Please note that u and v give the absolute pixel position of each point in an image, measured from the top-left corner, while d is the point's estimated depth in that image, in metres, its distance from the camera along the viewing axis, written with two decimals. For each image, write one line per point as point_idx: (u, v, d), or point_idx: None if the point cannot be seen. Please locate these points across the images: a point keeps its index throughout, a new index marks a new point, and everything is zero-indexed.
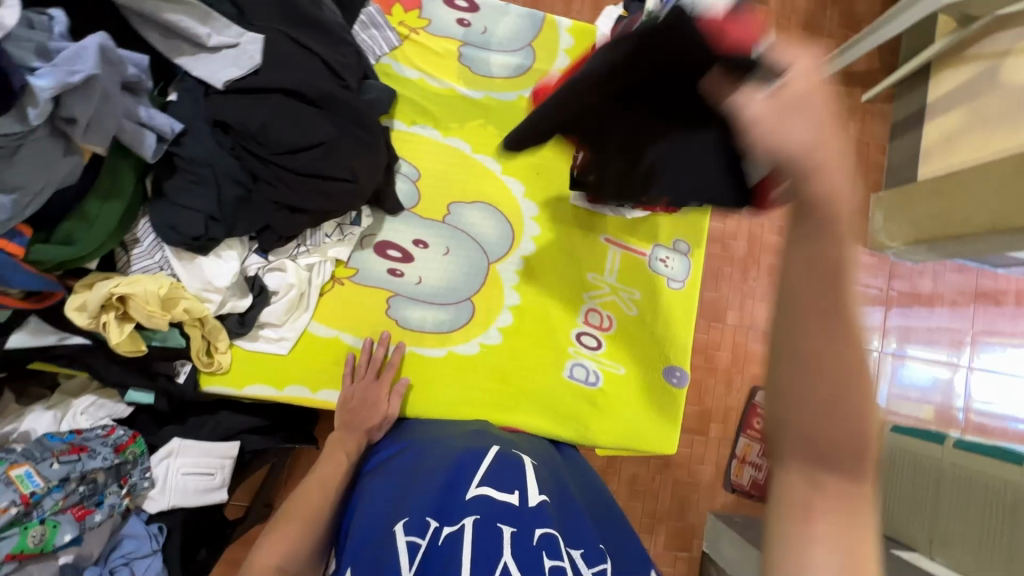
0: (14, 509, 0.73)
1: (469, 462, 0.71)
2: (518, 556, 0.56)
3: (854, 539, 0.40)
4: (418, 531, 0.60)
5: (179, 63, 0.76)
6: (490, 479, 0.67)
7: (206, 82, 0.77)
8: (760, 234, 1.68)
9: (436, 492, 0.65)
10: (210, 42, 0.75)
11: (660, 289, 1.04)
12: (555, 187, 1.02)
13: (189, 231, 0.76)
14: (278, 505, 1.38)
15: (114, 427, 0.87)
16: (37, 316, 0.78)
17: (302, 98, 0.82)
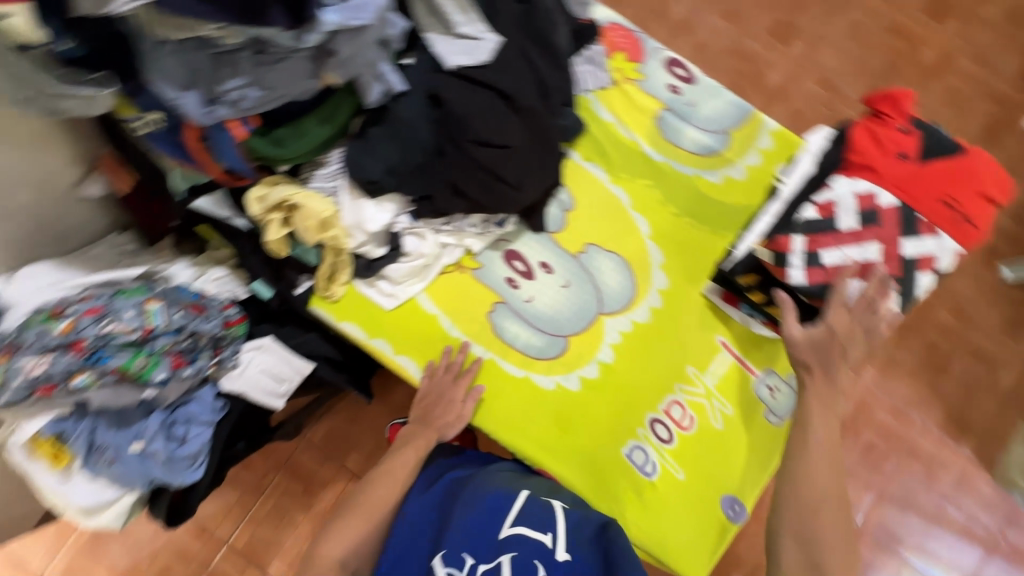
0: (136, 334, 0.83)
1: (502, 499, 0.74)
2: None
3: None
4: (455, 564, 0.66)
5: (426, 36, 0.84)
6: (525, 520, 0.70)
7: (438, 58, 0.85)
8: (872, 406, 1.62)
9: (470, 523, 0.70)
10: (458, 29, 0.84)
11: (757, 417, 0.98)
12: (692, 271, 1.00)
13: (368, 173, 0.84)
14: (304, 432, 1.46)
15: (230, 304, 0.98)
16: (224, 190, 0.90)
17: (511, 103, 0.87)
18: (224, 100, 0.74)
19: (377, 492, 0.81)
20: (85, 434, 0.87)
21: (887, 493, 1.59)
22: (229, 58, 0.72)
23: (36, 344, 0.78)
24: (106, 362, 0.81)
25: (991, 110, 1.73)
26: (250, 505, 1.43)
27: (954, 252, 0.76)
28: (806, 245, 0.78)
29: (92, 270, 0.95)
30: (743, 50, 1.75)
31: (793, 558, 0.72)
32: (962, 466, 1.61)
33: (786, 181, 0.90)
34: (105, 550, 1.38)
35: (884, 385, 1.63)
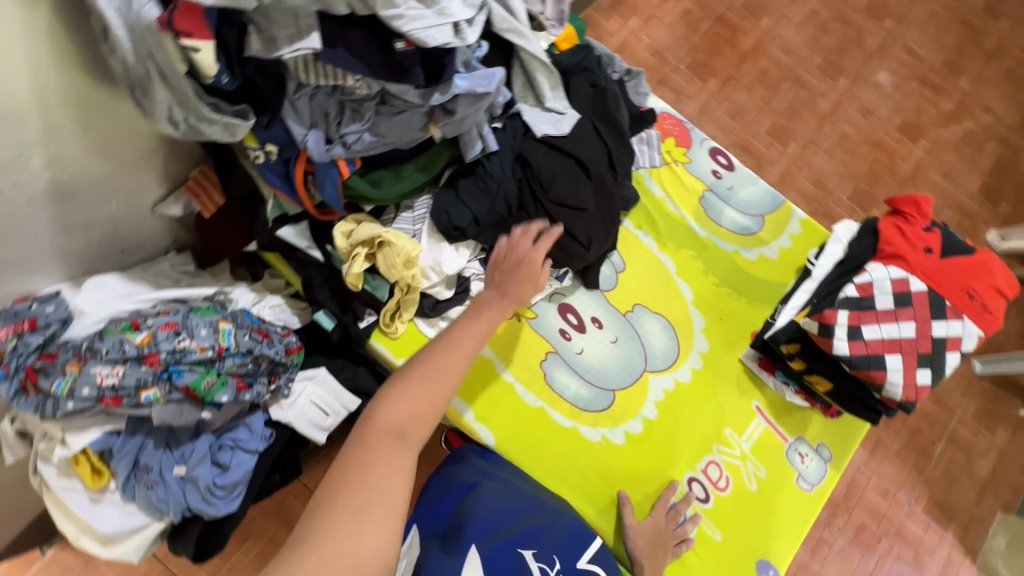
0: (209, 352, 0.83)
1: (583, 533, 0.83)
2: None
3: None
4: (545, 563, 0.75)
5: (518, 106, 0.94)
6: (601, 560, 0.80)
7: (529, 127, 0.94)
8: (863, 485, 1.68)
9: (561, 540, 0.79)
10: (547, 103, 0.94)
11: (789, 481, 1.02)
12: (731, 337, 1.08)
13: (455, 220, 0.90)
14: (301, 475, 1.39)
15: (289, 333, 0.99)
16: (308, 223, 0.95)
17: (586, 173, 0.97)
18: (342, 140, 0.81)
19: (446, 362, 0.76)
20: (130, 454, 0.84)
21: None
22: (356, 105, 0.80)
23: (111, 353, 0.78)
24: (178, 378, 0.81)
25: (957, 218, 1.96)
26: (233, 553, 1.32)
27: (976, 336, 0.86)
28: (849, 318, 0.86)
29: (157, 286, 0.96)
30: (747, 145, 1.95)
31: None
32: (947, 552, 1.67)
33: (818, 264, 1.02)
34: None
35: (873, 463, 1.70)
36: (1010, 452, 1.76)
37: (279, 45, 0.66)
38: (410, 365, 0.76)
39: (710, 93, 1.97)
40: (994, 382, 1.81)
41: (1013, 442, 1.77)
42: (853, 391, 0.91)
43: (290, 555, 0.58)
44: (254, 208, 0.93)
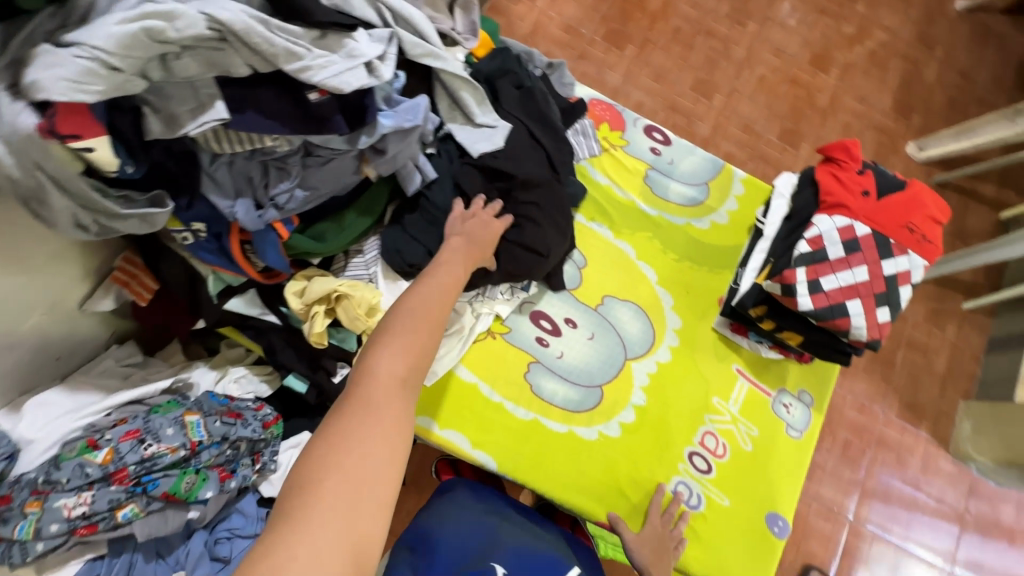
0: (182, 451, 0.78)
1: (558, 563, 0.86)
2: None
3: None
4: None
5: (448, 127, 0.90)
6: None
7: (465, 148, 0.91)
8: (840, 406, 1.79)
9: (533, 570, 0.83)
10: (478, 119, 0.90)
11: (780, 433, 1.07)
12: (700, 309, 1.10)
13: (409, 258, 0.87)
14: None
15: (262, 405, 0.94)
16: (255, 290, 0.89)
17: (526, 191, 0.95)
18: (273, 203, 0.77)
19: (433, 305, 0.73)
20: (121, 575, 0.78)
21: (870, 486, 1.74)
22: (279, 163, 0.75)
23: (73, 481, 0.72)
24: (154, 488, 0.76)
25: (878, 138, 2.06)
26: None
27: (924, 266, 0.91)
28: (807, 274, 0.89)
29: (107, 391, 0.88)
30: (674, 105, 1.98)
31: None
32: (924, 448, 1.80)
33: (767, 223, 1.04)
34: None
35: (846, 384, 1.81)
36: (961, 345, 1.89)
37: (183, 123, 0.61)
38: (392, 316, 0.71)
39: (630, 60, 1.98)
40: (936, 284, 1.94)
41: (963, 334, 1.91)
42: (822, 340, 0.95)
43: (285, 532, 0.52)
44: (193, 289, 0.87)
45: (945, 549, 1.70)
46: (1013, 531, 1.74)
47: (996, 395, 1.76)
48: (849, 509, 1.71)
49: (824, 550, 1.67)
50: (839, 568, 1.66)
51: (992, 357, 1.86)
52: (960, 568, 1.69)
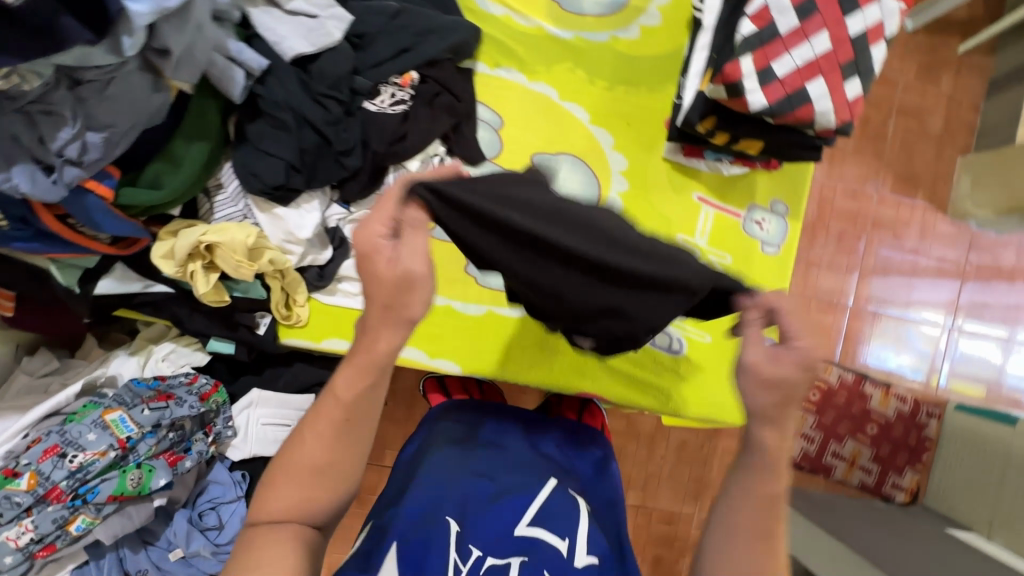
0: (112, 452, 0.73)
1: (529, 491, 0.67)
2: None
3: None
4: (464, 554, 0.61)
5: (250, 14, 0.69)
6: (546, 518, 0.65)
7: (273, 49, 0.69)
8: (832, 199, 1.69)
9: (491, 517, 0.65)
10: (289, 5, 0.70)
11: (755, 254, 0.97)
12: (647, 138, 0.94)
13: (269, 179, 0.71)
14: None
15: (196, 376, 0.87)
16: (123, 263, 0.76)
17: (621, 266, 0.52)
18: (66, 159, 0.60)
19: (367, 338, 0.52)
20: (114, 569, 0.79)
21: (869, 270, 1.69)
22: (43, 106, 0.57)
23: (6, 514, 0.67)
24: (97, 495, 0.72)
25: None
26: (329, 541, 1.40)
27: (897, 12, 0.73)
28: (756, 63, 0.71)
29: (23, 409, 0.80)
30: None
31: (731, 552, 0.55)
32: (921, 217, 1.71)
33: (704, 9, 0.84)
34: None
35: (835, 173, 1.69)
36: (958, 95, 1.70)
37: None
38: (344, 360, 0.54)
39: None
40: (929, 33, 1.70)
41: (960, 82, 1.70)
42: (786, 139, 0.79)
43: None
44: (44, 283, 0.73)
45: (947, 306, 1.69)
46: (1014, 273, 1.72)
47: (998, 140, 1.62)
48: (849, 296, 1.68)
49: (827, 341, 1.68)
50: (844, 352, 1.68)
51: (993, 100, 1.68)
52: (962, 320, 1.70)
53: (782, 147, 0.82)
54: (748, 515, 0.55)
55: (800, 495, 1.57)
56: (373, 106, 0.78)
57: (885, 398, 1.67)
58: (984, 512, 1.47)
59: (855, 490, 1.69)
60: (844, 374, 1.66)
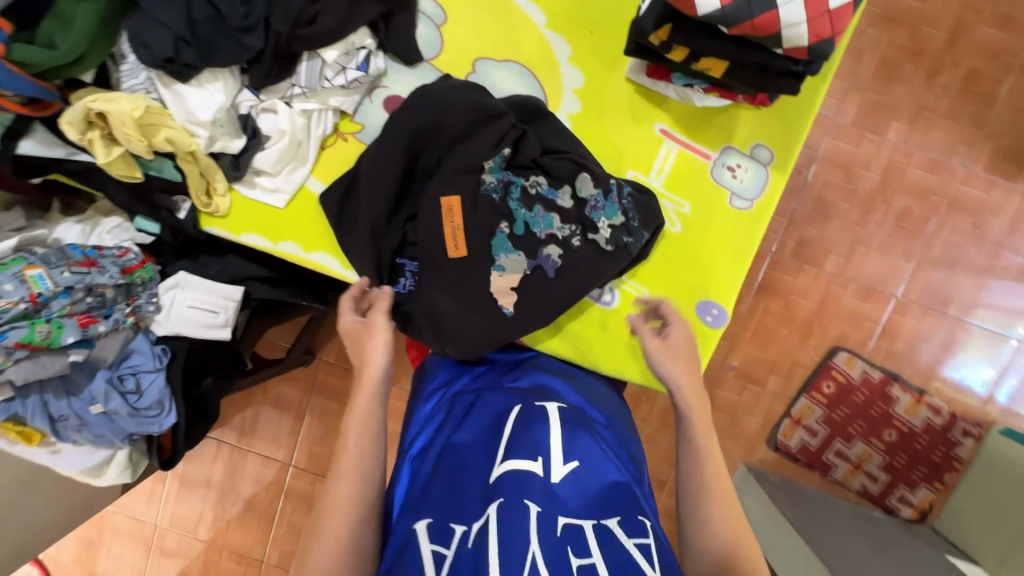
0: (23, 304, 0.79)
1: (488, 436, 0.65)
2: (543, 548, 0.52)
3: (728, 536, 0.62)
4: (440, 538, 0.55)
5: None
6: (514, 453, 0.61)
7: None
8: (904, 165, 1.41)
9: (461, 484, 0.60)
10: None
11: (718, 205, 0.83)
12: (610, 53, 0.81)
13: (159, 50, 0.68)
14: (325, 344, 1.46)
15: (127, 250, 0.90)
16: (43, 126, 0.79)
17: (504, 283, 0.78)
18: None
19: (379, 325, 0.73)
20: (38, 410, 0.87)
21: (931, 258, 1.43)
22: None
23: None
24: (5, 339, 0.78)
25: None
26: (299, 431, 1.49)
27: None
28: None
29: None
30: None
31: (708, 509, 0.64)
32: (1019, 204, 1.40)
33: None
34: (186, 499, 1.50)
35: (913, 138, 1.41)
36: None
37: None
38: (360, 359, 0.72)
39: None
40: None
41: None
42: (754, 62, 0.64)
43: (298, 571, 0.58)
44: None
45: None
46: None
47: None
48: (899, 285, 1.44)
49: (858, 330, 1.46)
50: (877, 348, 1.46)
51: None
52: None
53: (764, 64, 0.64)
54: (699, 462, 0.67)
55: (783, 486, 1.42)
56: None
57: (914, 405, 1.45)
58: (999, 552, 1.27)
59: (853, 495, 1.50)
60: (868, 370, 1.46)
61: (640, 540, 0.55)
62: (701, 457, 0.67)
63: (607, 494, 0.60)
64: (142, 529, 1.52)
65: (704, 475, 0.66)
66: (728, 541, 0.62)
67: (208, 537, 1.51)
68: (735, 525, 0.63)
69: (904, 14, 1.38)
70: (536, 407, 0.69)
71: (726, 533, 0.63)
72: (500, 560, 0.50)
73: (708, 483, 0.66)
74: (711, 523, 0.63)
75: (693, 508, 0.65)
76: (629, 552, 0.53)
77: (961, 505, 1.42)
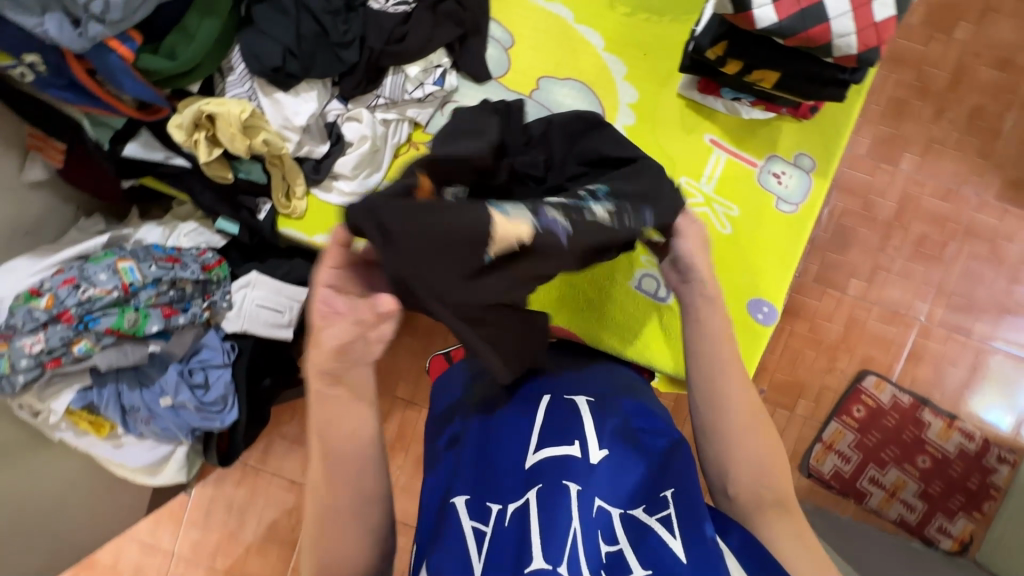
0: (115, 292, 0.83)
1: (523, 415, 0.65)
2: (581, 531, 0.55)
3: (752, 419, 0.67)
4: (481, 516, 0.59)
5: None
6: (547, 437, 0.62)
7: None
8: (918, 195, 1.48)
9: (498, 462, 0.62)
10: None
11: (765, 209, 0.88)
12: (662, 73, 0.89)
13: (268, 61, 0.78)
14: None
15: (205, 250, 0.95)
16: (148, 131, 0.85)
17: (507, 229, 0.46)
18: (90, 14, 0.67)
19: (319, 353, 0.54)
20: (112, 400, 0.91)
21: (951, 284, 1.47)
22: None
23: (27, 324, 0.80)
24: (96, 325, 0.83)
25: None
26: None
27: None
28: None
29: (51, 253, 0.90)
30: None
31: (734, 395, 0.67)
32: None
33: None
34: None
35: (926, 169, 1.48)
36: None
37: None
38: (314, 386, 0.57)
39: None
40: None
41: None
42: (801, 71, 0.72)
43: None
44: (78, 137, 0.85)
45: None
46: None
47: None
48: (923, 310, 1.48)
49: (885, 353, 1.48)
50: (905, 371, 1.48)
51: None
52: None
53: (812, 72, 0.72)
54: (718, 355, 0.68)
55: (819, 514, 1.39)
56: (376, 5, 0.83)
57: (946, 430, 1.45)
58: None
59: (891, 524, 1.46)
60: (898, 395, 1.47)
61: (660, 514, 0.57)
62: (721, 347, 0.69)
63: (645, 478, 0.60)
64: (153, 559, 1.28)
65: (725, 367, 0.68)
66: (753, 424, 0.67)
67: (224, 570, 1.28)
68: (753, 405, 0.68)
69: (909, 56, 1.49)
70: (565, 393, 0.67)
71: (752, 419, 0.67)
72: (539, 535, 0.55)
73: (730, 370, 0.68)
74: (738, 412, 0.67)
75: (721, 402, 0.67)
76: (652, 533, 0.56)
77: (1003, 532, 1.39)
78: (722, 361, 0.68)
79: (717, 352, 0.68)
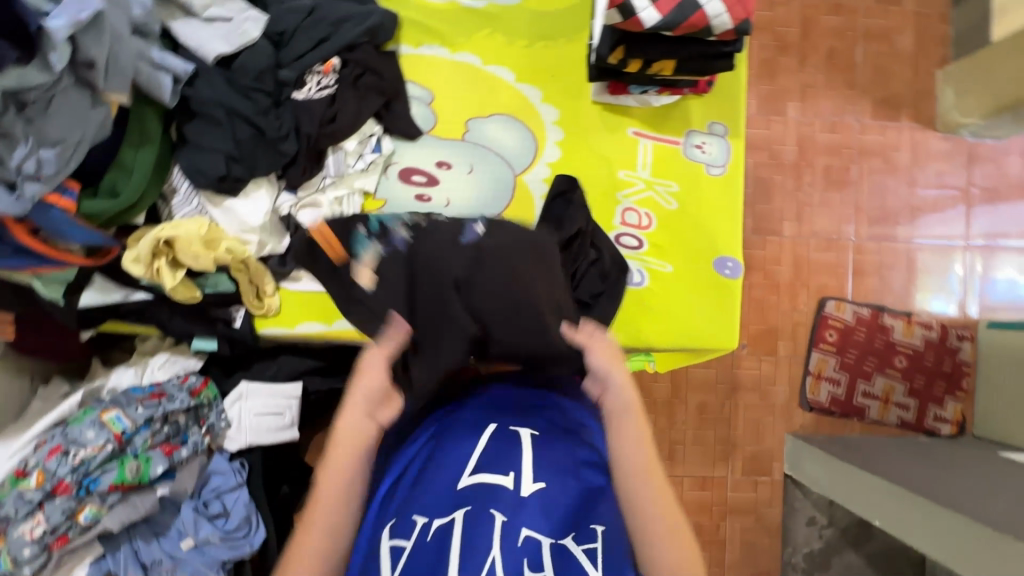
0: (109, 445, 0.79)
1: (469, 441, 0.68)
2: (504, 558, 0.58)
3: (669, 521, 0.62)
4: (405, 534, 0.60)
5: (183, 40, 0.80)
6: (487, 464, 0.66)
7: (200, 56, 0.81)
8: (812, 133, 1.63)
9: (437, 486, 0.64)
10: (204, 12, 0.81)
11: (699, 177, 0.98)
12: (574, 87, 0.98)
13: (212, 171, 0.81)
14: None
15: (187, 375, 0.90)
16: (101, 274, 0.83)
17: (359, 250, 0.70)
18: (24, 176, 0.66)
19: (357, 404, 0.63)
20: (129, 560, 0.85)
21: (865, 201, 1.62)
22: None
23: (21, 510, 0.75)
24: (99, 484, 0.79)
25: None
26: None
27: None
28: None
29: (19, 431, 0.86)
30: None
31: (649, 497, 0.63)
32: (911, 137, 1.64)
33: None
34: None
35: (810, 110, 1.63)
36: (926, 9, 1.66)
37: None
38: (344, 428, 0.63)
39: None
40: None
41: None
42: (694, 52, 0.82)
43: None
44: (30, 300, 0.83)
45: (960, 225, 1.61)
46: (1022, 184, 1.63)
47: (973, 48, 1.58)
48: (851, 230, 1.61)
49: (836, 279, 1.59)
50: (856, 289, 1.59)
51: (961, 8, 1.64)
52: (982, 240, 1.62)
53: (703, 51, 0.82)
54: (629, 455, 0.65)
55: (832, 441, 1.45)
56: (301, 95, 0.86)
57: (908, 327, 1.58)
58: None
59: (894, 428, 1.57)
60: (858, 310, 1.57)
61: (586, 547, 0.61)
62: (632, 448, 0.65)
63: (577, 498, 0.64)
64: None
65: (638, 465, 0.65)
66: (671, 527, 0.62)
67: None
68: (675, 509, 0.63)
69: (761, 21, 1.64)
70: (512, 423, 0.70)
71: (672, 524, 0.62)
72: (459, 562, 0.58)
73: (641, 471, 0.64)
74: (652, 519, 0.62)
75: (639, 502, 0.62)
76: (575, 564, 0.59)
77: (987, 403, 1.54)
78: (640, 467, 0.64)
79: (626, 454, 0.65)
